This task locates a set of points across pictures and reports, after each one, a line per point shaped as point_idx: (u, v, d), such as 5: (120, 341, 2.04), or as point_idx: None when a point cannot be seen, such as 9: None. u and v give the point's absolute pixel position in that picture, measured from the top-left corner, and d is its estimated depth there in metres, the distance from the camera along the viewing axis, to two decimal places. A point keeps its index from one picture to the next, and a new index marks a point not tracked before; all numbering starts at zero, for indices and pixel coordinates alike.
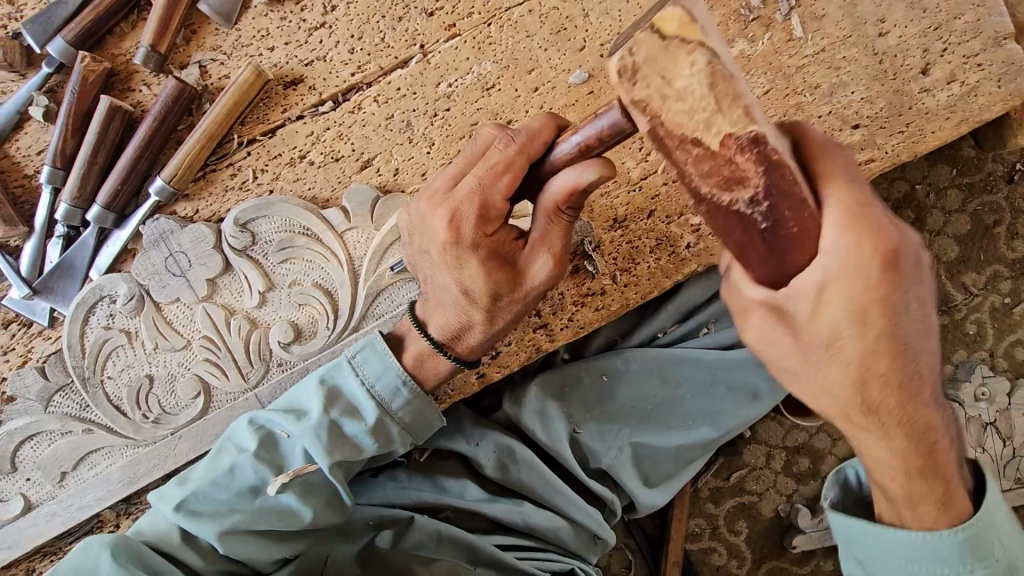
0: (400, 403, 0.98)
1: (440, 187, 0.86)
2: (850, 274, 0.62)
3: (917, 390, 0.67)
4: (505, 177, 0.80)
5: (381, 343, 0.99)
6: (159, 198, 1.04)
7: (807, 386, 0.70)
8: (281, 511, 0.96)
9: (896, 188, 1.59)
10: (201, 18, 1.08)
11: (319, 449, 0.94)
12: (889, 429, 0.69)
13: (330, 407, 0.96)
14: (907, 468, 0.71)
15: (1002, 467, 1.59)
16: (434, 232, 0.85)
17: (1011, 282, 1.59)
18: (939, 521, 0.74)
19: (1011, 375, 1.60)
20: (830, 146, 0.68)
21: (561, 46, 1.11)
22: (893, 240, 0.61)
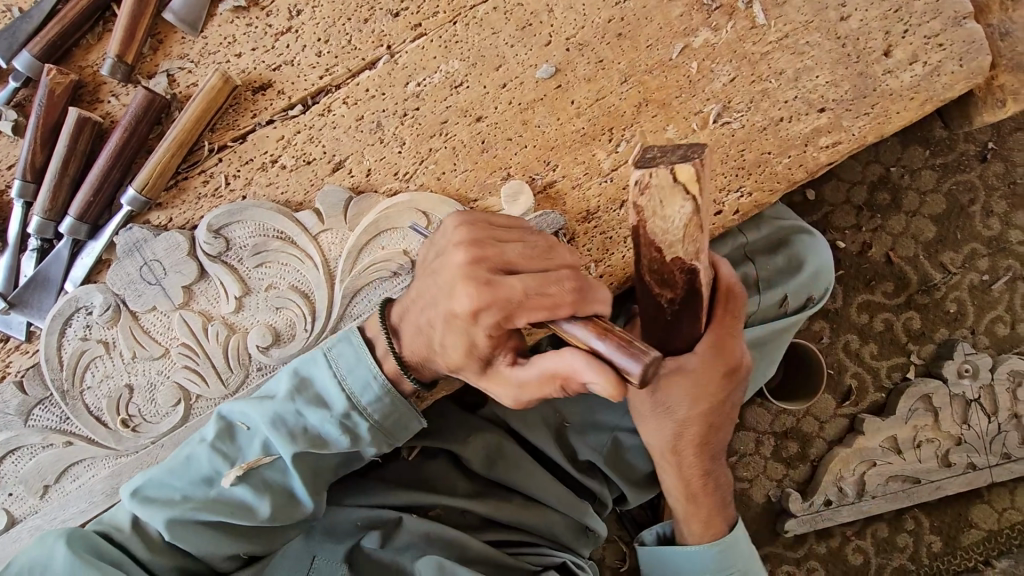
0: (370, 400, 0.97)
1: (491, 259, 0.85)
2: (698, 372, 0.99)
3: (709, 451, 1.12)
4: (541, 314, 0.79)
5: (358, 337, 1.00)
6: (132, 208, 1.04)
7: (649, 428, 1.09)
8: (234, 504, 0.96)
9: (871, 171, 1.61)
10: (167, 27, 1.08)
11: (279, 438, 0.96)
12: (683, 468, 1.13)
13: (296, 396, 0.97)
14: (685, 493, 1.15)
15: (988, 443, 1.59)
16: (454, 301, 0.84)
17: (989, 259, 1.61)
18: (704, 537, 1.17)
19: (992, 351, 1.62)
20: (733, 287, 0.96)
21: (527, 42, 1.12)
22: (737, 363, 1.01)
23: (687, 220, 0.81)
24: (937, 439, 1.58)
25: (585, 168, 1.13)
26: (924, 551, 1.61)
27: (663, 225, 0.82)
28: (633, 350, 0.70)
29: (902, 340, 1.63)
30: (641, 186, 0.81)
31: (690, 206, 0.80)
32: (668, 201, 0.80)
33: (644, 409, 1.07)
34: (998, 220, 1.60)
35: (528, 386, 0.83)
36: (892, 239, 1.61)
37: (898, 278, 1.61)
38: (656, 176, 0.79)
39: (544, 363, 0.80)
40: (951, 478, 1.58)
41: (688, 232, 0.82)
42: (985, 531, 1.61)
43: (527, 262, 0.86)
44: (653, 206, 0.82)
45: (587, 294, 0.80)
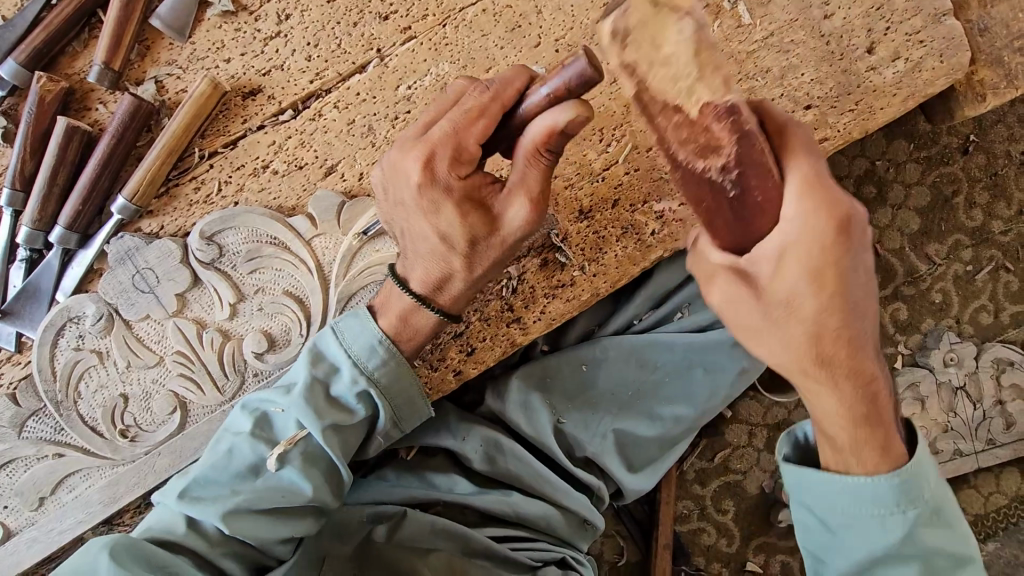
0: (379, 364, 0.98)
1: (416, 132, 0.86)
2: (809, 240, 0.74)
3: (858, 343, 0.79)
4: (477, 122, 0.80)
5: (361, 310, 1.01)
6: (122, 216, 1.04)
7: (769, 346, 0.81)
8: (281, 487, 0.95)
9: (857, 165, 1.65)
10: (154, 33, 1.07)
11: (308, 413, 0.95)
12: (839, 378, 0.79)
13: (313, 373, 0.98)
14: (849, 413, 0.81)
15: (973, 429, 1.63)
16: (406, 175, 0.84)
17: (973, 250, 1.65)
18: (880, 466, 0.82)
19: (977, 340, 1.66)
20: (792, 122, 0.80)
21: (517, 43, 1.13)
22: (840, 211, 0.74)
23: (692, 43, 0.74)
24: (924, 427, 1.62)
25: (576, 168, 1.14)
26: None
27: (669, 71, 0.75)
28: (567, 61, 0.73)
29: (889, 331, 1.66)
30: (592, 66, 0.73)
31: (686, 27, 0.74)
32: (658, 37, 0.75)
33: (754, 321, 0.81)
34: (981, 211, 1.65)
35: (515, 177, 0.81)
36: (878, 231, 1.65)
37: (885, 270, 1.65)
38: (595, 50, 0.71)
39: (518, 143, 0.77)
40: (938, 464, 1.62)
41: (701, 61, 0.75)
42: (972, 515, 1.64)
43: (442, 111, 0.86)
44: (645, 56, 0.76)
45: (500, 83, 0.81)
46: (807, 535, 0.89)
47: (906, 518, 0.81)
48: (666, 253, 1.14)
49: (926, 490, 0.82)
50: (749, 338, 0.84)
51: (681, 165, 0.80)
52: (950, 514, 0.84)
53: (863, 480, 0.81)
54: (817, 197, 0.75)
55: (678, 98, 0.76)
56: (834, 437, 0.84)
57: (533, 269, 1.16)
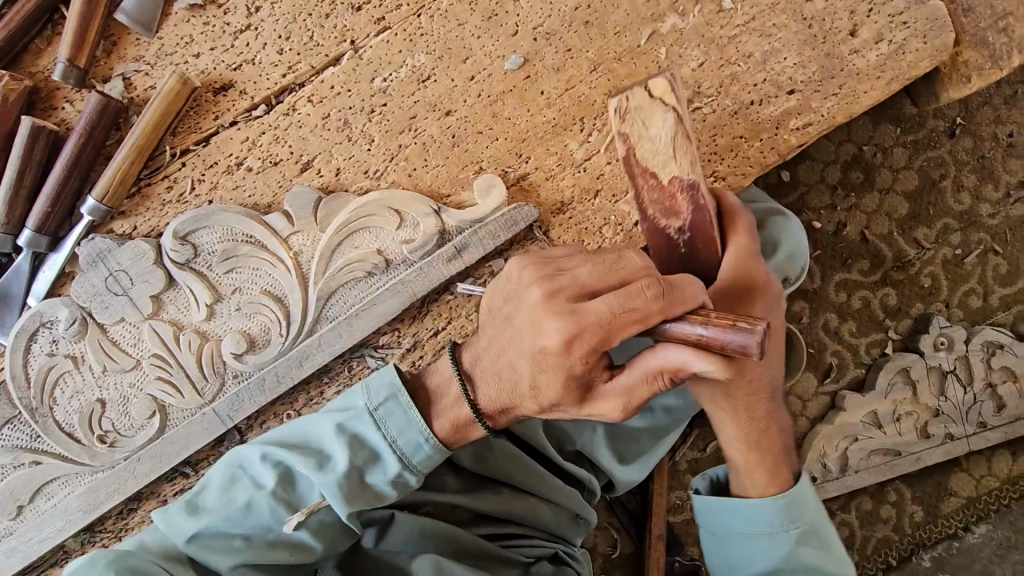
0: (421, 459, 0.89)
1: (568, 288, 0.76)
2: (726, 296, 0.82)
3: (762, 382, 0.86)
4: (633, 328, 0.72)
5: (405, 397, 0.90)
6: (93, 218, 1.02)
7: (681, 367, 0.87)
8: (294, 545, 0.90)
9: (844, 150, 1.64)
10: (120, 29, 1.05)
11: (338, 500, 0.87)
12: (738, 404, 0.86)
13: (351, 456, 0.88)
14: (746, 431, 0.87)
15: (964, 413, 1.62)
16: (543, 340, 0.76)
17: (961, 234, 1.65)
18: (769, 487, 0.89)
19: (967, 323, 1.65)
20: (737, 207, 0.90)
21: (493, 32, 1.10)
22: (763, 275, 0.83)
23: (672, 129, 0.86)
24: (914, 412, 1.62)
25: (558, 158, 1.11)
26: (906, 522, 1.64)
27: (651, 146, 0.87)
28: (741, 324, 0.66)
29: (879, 317, 1.65)
30: (621, 112, 0.88)
31: (671, 117, 0.85)
32: (650, 117, 0.86)
33: None
34: (968, 194, 1.64)
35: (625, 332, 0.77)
36: (866, 217, 1.64)
37: (874, 256, 1.64)
38: (630, 99, 0.87)
39: (640, 361, 0.75)
40: (930, 448, 1.61)
41: (681, 153, 0.86)
42: (964, 498, 1.64)
43: (603, 284, 0.76)
44: (636, 130, 0.88)
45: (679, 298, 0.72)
46: (711, 554, 0.96)
47: (788, 538, 0.88)
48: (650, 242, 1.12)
49: (806, 512, 0.88)
50: None
51: (648, 222, 0.91)
52: (830, 537, 0.90)
53: (750, 501, 0.89)
54: (740, 264, 0.83)
55: (654, 168, 0.88)
56: (735, 459, 0.90)
57: None
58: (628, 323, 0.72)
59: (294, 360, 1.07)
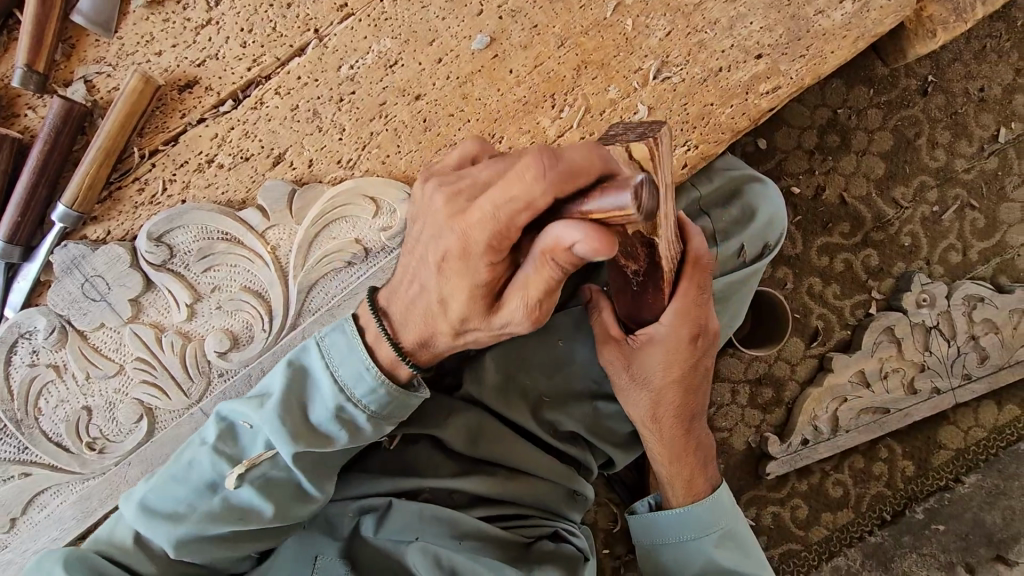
0: (365, 391, 0.87)
1: (465, 188, 0.74)
2: (665, 346, 0.97)
3: (687, 412, 1.06)
4: (522, 214, 0.66)
5: (350, 325, 0.90)
6: (64, 225, 1.01)
7: (625, 397, 1.05)
8: (239, 508, 0.89)
9: (819, 114, 1.65)
10: (78, 31, 1.03)
11: (280, 436, 0.87)
12: (664, 432, 1.06)
13: (290, 390, 0.89)
14: (666, 452, 1.08)
15: (950, 366, 1.64)
16: (442, 244, 0.74)
17: (938, 190, 1.66)
18: (689, 498, 1.09)
19: (948, 279, 1.67)
20: (701, 253, 0.93)
21: (458, 13, 1.09)
22: (699, 327, 0.97)
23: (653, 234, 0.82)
24: (901, 368, 1.63)
25: (531, 136, 1.11)
26: (898, 477, 1.67)
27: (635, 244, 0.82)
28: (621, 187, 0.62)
29: (861, 278, 1.67)
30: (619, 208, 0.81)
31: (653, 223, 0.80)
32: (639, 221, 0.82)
33: (621, 382, 1.03)
34: (943, 151, 1.66)
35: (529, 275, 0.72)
36: (843, 180, 1.65)
37: (853, 218, 1.66)
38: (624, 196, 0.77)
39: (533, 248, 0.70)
40: (917, 404, 1.64)
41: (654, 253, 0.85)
42: (954, 450, 1.68)
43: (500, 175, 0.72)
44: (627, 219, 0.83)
45: (567, 168, 0.65)
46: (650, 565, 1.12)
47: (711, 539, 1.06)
48: None
49: (723, 517, 1.07)
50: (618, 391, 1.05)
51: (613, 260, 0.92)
52: (747, 544, 1.08)
53: (671, 510, 1.08)
54: (685, 311, 0.94)
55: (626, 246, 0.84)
56: (659, 471, 1.11)
57: None
58: (514, 210, 0.67)
59: (279, 355, 1.07)
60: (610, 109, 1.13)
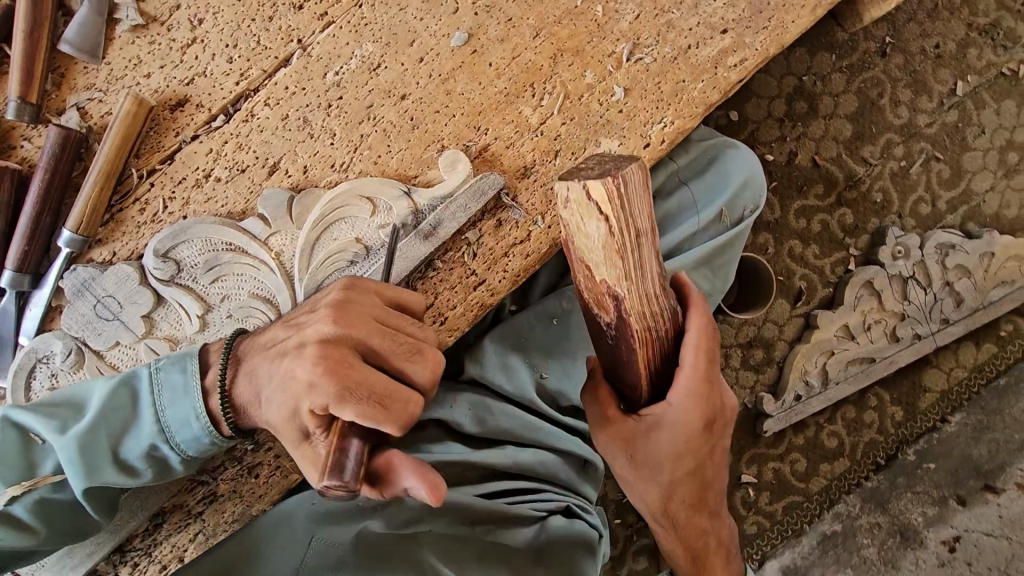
0: (186, 437, 0.94)
1: (373, 326, 0.87)
2: (674, 428, 0.94)
3: (705, 497, 1.08)
4: (416, 370, 0.86)
5: (192, 364, 0.95)
6: (71, 249, 1.03)
7: (641, 488, 1.04)
8: (13, 522, 0.92)
9: (785, 83, 1.71)
10: (66, 59, 1.05)
11: (77, 467, 0.91)
12: (678, 520, 1.09)
13: (112, 420, 0.93)
14: (686, 555, 1.12)
15: (928, 313, 1.72)
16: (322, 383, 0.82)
17: (903, 146, 1.74)
18: None
19: (920, 230, 1.76)
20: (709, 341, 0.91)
21: (435, 13, 1.14)
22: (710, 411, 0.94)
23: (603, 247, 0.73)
24: (883, 319, 1.70)
25: (515, 126, 1.16)
26: (889, 423, 1.75)
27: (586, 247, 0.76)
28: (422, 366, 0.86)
29: (838, 236, 1.75)
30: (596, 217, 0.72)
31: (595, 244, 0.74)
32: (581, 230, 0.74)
33: (624, 467, 1.02)
34: (906, 108, 1.74)
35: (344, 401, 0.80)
36: (814, 143, 1.72)
37: (826, 179, 1.73)
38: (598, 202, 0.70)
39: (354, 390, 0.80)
40: (900, 351, 1.72)
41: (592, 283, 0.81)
42: (938, 392, 1.76)
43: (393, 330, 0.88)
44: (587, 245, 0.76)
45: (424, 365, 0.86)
46: None
47: None
48: None
49: None
50: (628, 476, 1.04)
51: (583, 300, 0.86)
52: None
53: None
54: (694, 396, 0.91)
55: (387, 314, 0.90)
56: (677, 562, 1.15)
57: (490, 229, 1.16)
58: (400, 365, 0.86)
59: None
60: (588, 94, 1.18)
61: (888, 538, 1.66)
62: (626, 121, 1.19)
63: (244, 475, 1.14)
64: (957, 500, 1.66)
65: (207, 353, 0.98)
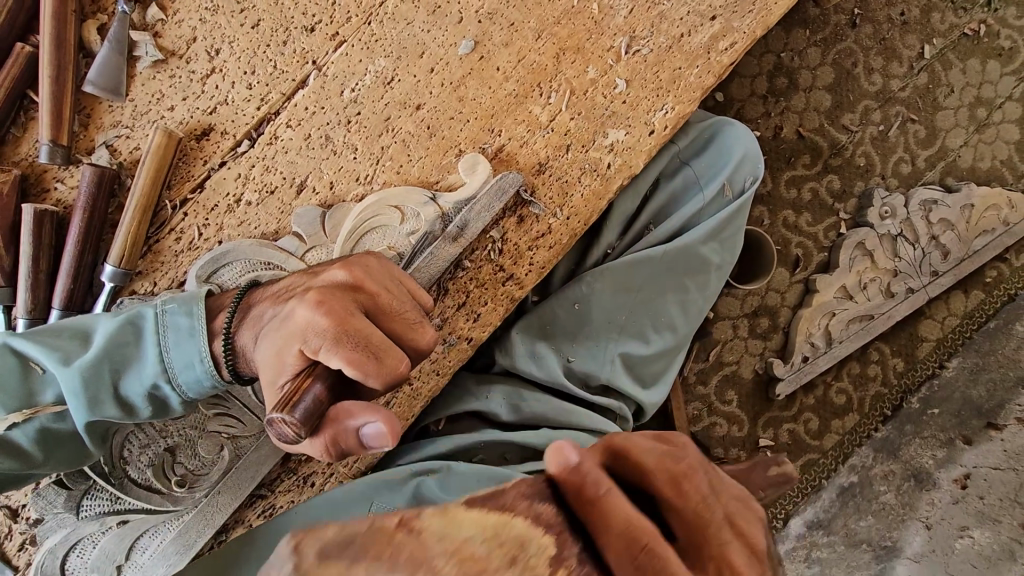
0: (188, 380, 0.91)
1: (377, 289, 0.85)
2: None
3: None
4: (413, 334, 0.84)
5: (200, 311, 0.92)
6: (115, 283, 1.06)
7: None
8: (8, 447, 0.90)
9: (766, 61, 1.79)
10: (90, 100, 1.08)
11: (77, 396, 0.88)
12: None
13: (113, 355, 0.90)
14: None
15: (919, 267, 1.81)
16: (327, 324, 0.77)
17: (881, 111, 1.83)
18: None
19: (903, 189, 1.85)
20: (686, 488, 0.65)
21: (441, 24, 1.19)
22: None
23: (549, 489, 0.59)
24: (877, 277, 1.79)
25: (527, 125, 1.21)
26: (891, 374, 1.85)
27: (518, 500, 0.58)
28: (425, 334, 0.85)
29: (829, 202, 1.83)
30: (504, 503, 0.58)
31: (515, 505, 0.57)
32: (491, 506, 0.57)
33: None
34: (880, 75, 1.83)
35: (346, 342, 0.75)
36: (798, 116, 1.80)
37: (812, 149, 1.81)
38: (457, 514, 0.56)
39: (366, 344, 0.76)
40: (897, 305, 1.80)
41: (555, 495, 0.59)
42: (934, 341, 1.86)
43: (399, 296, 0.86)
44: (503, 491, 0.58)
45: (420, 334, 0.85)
46: None
47: None
48: (624, 179, 1.24)
49: None
50: None
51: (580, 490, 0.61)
52: None
53: None
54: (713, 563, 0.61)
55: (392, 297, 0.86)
56: None
57: (512, 226, 1.22)
58: (399, 330, 0.84)
59: None
60: (592, 88, 1.24)
61: (903, 482, 1.65)
62: (629, 111, 1.25)
63: (302, 485, 1.18)
64: (963, 440, 1.60)
65: (216, 302, 0.96)
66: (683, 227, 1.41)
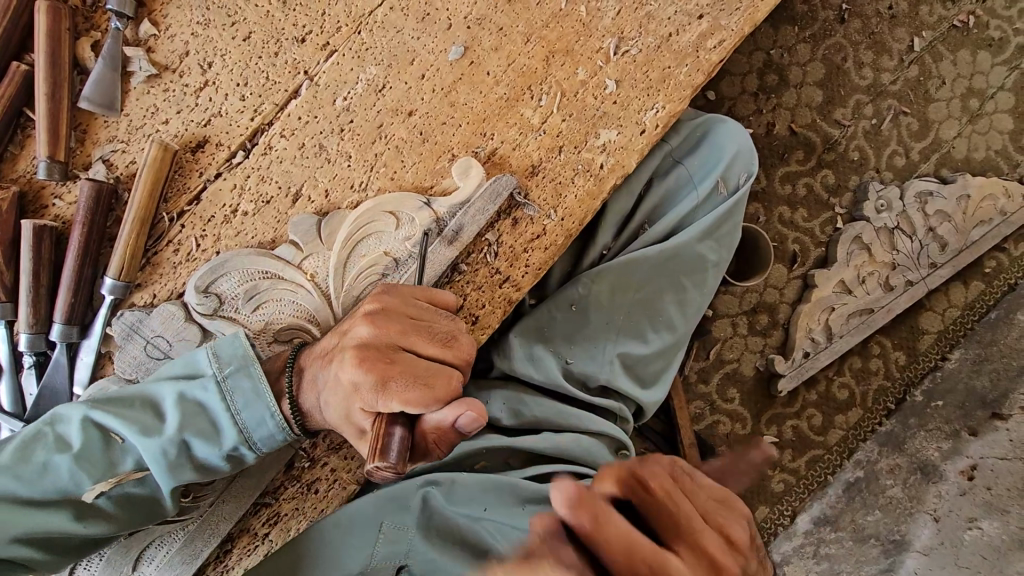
0: (263, 435, 1.00)
1: (403, 328, 0.97)
2: None
3: None
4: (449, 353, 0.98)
5: (258, 369, 1.01)
6: (115, 296, 1.07)
7: None
8: (92, 514, 0.96)
9: (755, 58, 1.81)
10: (86, 116, 1.10)
11: (162, 464, 0.95)
12: None
13: (189, 423, 0.97)
14: None
15: (917, 259, 1.80)
16: (373, 376, 0.91)
17: (872, 105, 1.84)
18: None
19: (898, 182, 1.85)
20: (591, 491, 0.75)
21: (430, 30, 1.20)
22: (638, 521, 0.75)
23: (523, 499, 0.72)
24: (875, 270, 1.79)
25: (519, 128, 1.22)
26: (893, 368, 1.85)
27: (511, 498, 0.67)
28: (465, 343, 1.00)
29: (824, 197, 1.84)
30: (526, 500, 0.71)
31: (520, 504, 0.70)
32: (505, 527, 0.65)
33: None
34: (870, 69, 1.84)
35: (395, 392, 0.90)
36: (790, 112, 1.82)
37: (805, 145, 1.82)
38: None
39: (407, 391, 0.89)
40: (897, 298, 1.80)
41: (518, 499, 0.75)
42: (935, 333, 1.86)
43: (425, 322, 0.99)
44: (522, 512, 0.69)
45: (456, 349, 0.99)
46: None
47: None
48: (617, 179, 1.25)
49: None
50: None
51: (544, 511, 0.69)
52: None
53: None
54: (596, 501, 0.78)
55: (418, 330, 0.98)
56: None
57: (507, 229, 1.22)
58: (439, 354, 0.97)
59: None
60: (583, 89, 1.25)
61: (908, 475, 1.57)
62: (620, 111, 1.26)
63: (306, 492, 1.18)
64: (970, 432, 1.52)
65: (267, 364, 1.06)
66: (678, 225, 1.42)
